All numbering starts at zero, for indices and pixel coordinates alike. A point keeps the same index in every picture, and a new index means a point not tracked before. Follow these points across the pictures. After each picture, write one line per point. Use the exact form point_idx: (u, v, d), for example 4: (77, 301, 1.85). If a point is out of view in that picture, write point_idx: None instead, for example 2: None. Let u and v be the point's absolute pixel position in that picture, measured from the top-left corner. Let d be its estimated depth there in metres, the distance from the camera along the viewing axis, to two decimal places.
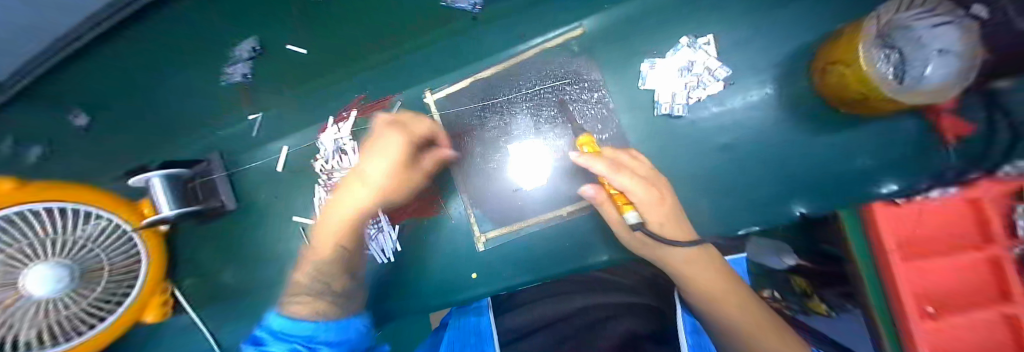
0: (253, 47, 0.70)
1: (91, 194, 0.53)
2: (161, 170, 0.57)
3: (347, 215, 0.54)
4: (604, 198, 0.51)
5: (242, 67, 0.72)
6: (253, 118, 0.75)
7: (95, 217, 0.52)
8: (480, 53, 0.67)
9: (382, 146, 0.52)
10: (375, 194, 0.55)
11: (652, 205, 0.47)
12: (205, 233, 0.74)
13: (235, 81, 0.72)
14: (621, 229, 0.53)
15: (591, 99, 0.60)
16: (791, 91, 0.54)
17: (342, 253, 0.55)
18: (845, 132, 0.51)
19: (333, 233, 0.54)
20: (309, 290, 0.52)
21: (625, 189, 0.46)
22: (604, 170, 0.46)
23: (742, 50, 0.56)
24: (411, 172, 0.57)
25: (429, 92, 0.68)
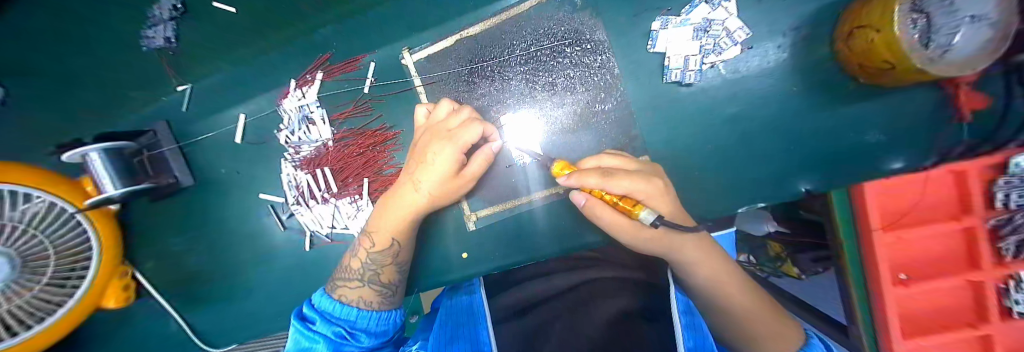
0: (173, 5, 0.63)
1: (18, 172, 0.45)
2: (99, 146, 0.48)
3: (401, 217, 0.50)
4: (600, 206, 0.41)
5: (162, 29, 0.64)
6: (180, 90, 0.66)
7: (32, 199, 0.46)
8: (464, 5, 0.58)
9: (435, 153, 0.46)
10: (429, 199, 0.49)
11: (655, 195, 0.41)
12: (159, 212, 0.67)
13: (157, 45, 0.65)
14: (628, 235, 0.44)
15: (592, 63, 0.54)
16: (811, 58, 0.49)
17: (398, 249, 0.52)
18: (856, 104, 0.48)
19: (386, 234, 0.50)
20: (360, 278, 0.51)
21: (628, 190, 0.38)
22: (599, 182, 0.37)
23: (761, 8, 0.50)
24: (463, 181, 0.49)
25: (408, 52, 0.59)
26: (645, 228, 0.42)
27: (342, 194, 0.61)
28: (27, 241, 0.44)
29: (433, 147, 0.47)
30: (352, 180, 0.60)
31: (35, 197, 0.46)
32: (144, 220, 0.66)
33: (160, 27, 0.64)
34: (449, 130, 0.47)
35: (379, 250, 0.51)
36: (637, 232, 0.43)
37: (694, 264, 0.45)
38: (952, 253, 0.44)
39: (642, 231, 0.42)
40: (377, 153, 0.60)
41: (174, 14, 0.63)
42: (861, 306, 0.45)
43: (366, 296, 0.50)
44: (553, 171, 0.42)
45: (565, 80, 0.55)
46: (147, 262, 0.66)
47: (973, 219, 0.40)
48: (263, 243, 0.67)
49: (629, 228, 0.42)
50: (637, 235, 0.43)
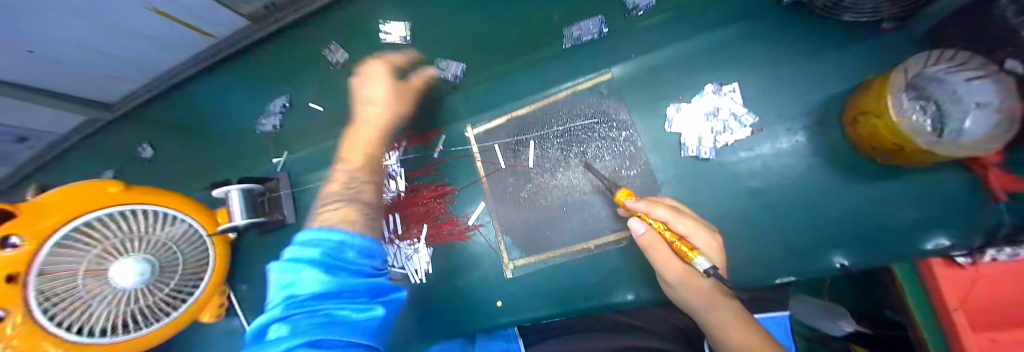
0: (283, 104, 0.86)
1: (175, 199, 0.58)
2: (240, 186, 0.68)
3: (366, 137, 0.65)
4: (656, 241, 0.46)
5: (273, 120, 0.88)
6: (277, 161, 0.91)
7: (178, 223, 0.56)
8: (514, 93, 0.73)
9: (374, 76, 0.65)
10: (381, 119, 0.66)
11: (715, 251, 0.44)
12: (261, 243, 0.84)
13: (266, 130, 0.89)
14: (676, 277, 0.47)
15: (618, 137, 0.65)
16: (825, 141, 0.55)
17: (369, 167, 0.63)
18: (880, 183, 0.51)
19: (360, 153, 0.63)
20: (344, 196, 0.57)
21: (688, 233, 0.44)
22: (668, 214, 0.44)
23: (765, 99, 0.59)
24: (404, 89, 0.68)
25: (471, 127, 0.75)
26: (699, 276, 0.46)
27: (405, 236, 0.72)
28: (165, 251, 0.53)
29: (373, 85, 0.65)
30: (414, 226, 0.73)
31: (181, 221, 0.57)
32: (253, 248, 0.84)
33: (271, 117, 0.88)
34: (370, 76, 0.66)
35: (357, 165, 0.62)
36: (689, 277, 0.46)
37: (726, 328, 0.42)
38: None
39: (694, 279, 0.46)
40: (437, 204, 0.73)
41: (283, 109, 0.86)
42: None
43: (348, 222, 0.48)
44: (619, 197, 0.50)
45: (595, 150, 0.66)
46: (244, 283, 0.81)
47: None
48: None
49: (679, 269, 0.46)
50: (685, 281, 0.47)
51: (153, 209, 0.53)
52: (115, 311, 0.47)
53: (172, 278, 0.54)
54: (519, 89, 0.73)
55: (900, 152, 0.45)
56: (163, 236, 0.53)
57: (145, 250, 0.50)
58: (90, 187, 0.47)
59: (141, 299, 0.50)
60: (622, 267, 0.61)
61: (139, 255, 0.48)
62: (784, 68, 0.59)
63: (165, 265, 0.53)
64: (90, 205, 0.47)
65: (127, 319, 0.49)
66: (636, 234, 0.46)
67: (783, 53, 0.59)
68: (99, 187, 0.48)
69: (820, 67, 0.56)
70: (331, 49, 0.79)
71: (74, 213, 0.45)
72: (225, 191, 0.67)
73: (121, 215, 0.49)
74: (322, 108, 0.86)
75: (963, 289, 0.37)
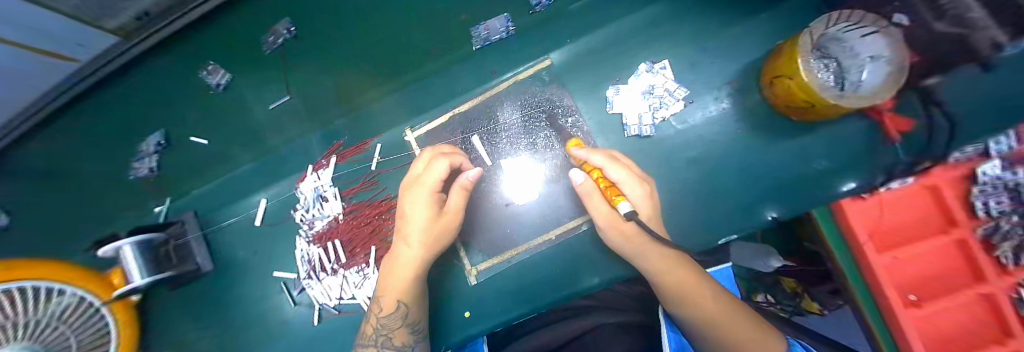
0: (157, 142, 0.72)
1: (55, 269, 0.51)
2: (134, 238, 0.54)
3: (407, 274, 0.51)
4: (591, 188, 0.49)
5: (148, 161, 0.73)
6: (158, 210, 0.76)
7: (55, 298, 0.50)
8: (453, 90, 0.69)
9: (414, 206, 0.53)
10: (426, 246, 0.52)
11: (638, 199, 0.47)
12: (176, 299, 0.70)
13: (141, 174, 0.73)
14: (607, 224, 0.49)
15: (565, 124, 0.63)
16: (748, 105, 0.57)
17: (404, 308, 0.50)
18: (797, 138, 0.55)
19: (394, 297, 0.50)
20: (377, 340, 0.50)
21: (618, 180, 0.47)
22: (603, 160, 0.48)
23: (697, 70, 0.60)
24: (447, 218, 0.53)
25: (410, 130, 0.68)
26: (624, 221, 0.47)
27: (350, 264, 0.63)
28: (51, 333, 0.47)
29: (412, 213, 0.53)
30: (360, 249, 0.63)
31: (66, 292, 0.51)
32: (167, 304, 0.70)
33: (146, 159, 0.73)
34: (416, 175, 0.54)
35: (387, 313, 0.50)
36: (616, 222, 0.48)
37: (661, 273, 0.44)
38: (959, 265, 0.47)
39: (616, 221, 0.48)
40: (382, 222, 0.64)
41: (157, 148, 0.73)
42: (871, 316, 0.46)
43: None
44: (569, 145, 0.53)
45: (544, 140, 0.63)
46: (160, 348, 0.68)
47: (960, 230, 0.44)
48: (269, 322, 0.68)
49: (609, 214, 0.48)
50: (616, 227, 0.48)
51: (35, 283, 0.47)
52: None
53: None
54: (459, 86, 0.69)
55: (811, 108, 0.48)
56: (44, 316, 0.47)
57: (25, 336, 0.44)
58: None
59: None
60: (582, 255, 0.60)
61: (19, 342, 0.42)
62: (709, 39, 0.60)
63: (54, 349, 0.47)
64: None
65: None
66: (574, 184, 0.49)
67: (706, 25, 0.60)
68: None
69: (738, 35, 0.59)
70: (208, 70, 0.70)
71: None
72: (115, 247, 0.53)
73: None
74: (205, 140, 0.74)
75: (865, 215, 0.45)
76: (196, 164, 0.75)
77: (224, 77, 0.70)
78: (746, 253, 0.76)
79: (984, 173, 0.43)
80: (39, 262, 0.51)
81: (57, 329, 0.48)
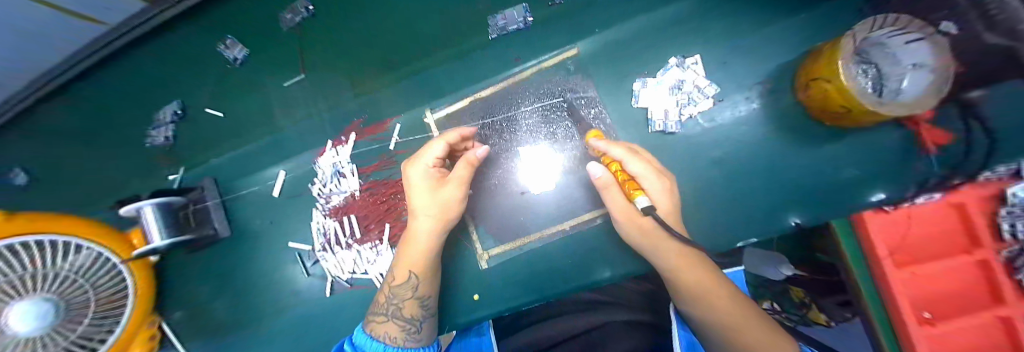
0: (174, 112, 0.72)
1: (84, 226, 0.53)
2: (155, 200, 0.56)
3: (421, 247, 0.52)
4: (610, 183, 0.47)
5: (164, 130, 0.72)
6: (170, 180, 0.74)
7: (79, 253, 0.51)
8: (475, 74, 0.68)
9: (416, 176, 0.53)
10: (439, 221, 0.52)
11: (654, 193, 0.46)
12: (193, 262, 0.72)
13: (158, 143, 0.73)
14: (623, 218, 0.48)
15: (587, 115, 0.62)
16: (778, 107, 0.56)
17: (412, 278, 0.51)
18: (828, 145, 0.53)
19: (405, 267, 0.51)
20: (385, 309, 0.50)
21: (637, 174, 0.47)
22: (622, 153, 0.47)
23: (728, 68, 0.58)
24: (450, 186, 0.51)
25: (430, 112, 0.68)
26: (641, 216, 0.46)
27: (364, 239, 0.64)
28: (72, 286, 0.49)
29: (415, 185, 0.53)
30: (375, 226, 0.64)
31: (87, 248, 0.52)
32: (186, 266, 0.72)
33: (163, 128, 0.72)
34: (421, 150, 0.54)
35: (399, 284, 0.51)
36: (632, 218, 0.47)
37: (675, 270, 0.44)
38: (968, 291, 0.44)
39: (634, 217, 0.47)
40: (397, 201, 0.65)
41: (173, 118, 0.72)
42: (883, 330, 0.45)
43: (398, 328, 0.49)
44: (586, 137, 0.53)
45: (564, 129, 0.62)
46: (178, 307, 0.70)
47: (983, 251, 0.42)
48: (282, 290, 0.69)
49: (625, 209, 0.48)
50: (631, 222, 0.48)
51: (56, 238, 0.48)
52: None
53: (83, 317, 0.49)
54: (481, 70, 0.67)
55: (848, 114, 0.46)
56: (63, 270, 0.48)
57: (52, 287, 0.45)
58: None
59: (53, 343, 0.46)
60: (596, 248, 0.59)
61: (41, 293, 0.43)
62: (744, 37, 0.58)
63: (76, 303, 0.49)
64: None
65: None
66: (592, 176, 0.48)
67: (742, 22, 0.58)
68: None
69: (775, 33, 0.56)
70: (228, 43, 0.70)
71: None
72: (137, 208, 0.55)
73: (15, 249, 0.43)
74: (222, 114, 0.73)
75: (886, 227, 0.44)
76: (211, 133, 0.74)
77: (244, 52, 0.71)
78: (757, 258, 0.74)
79: (1014, 194, 0.40)
80: (64, 218, 0.52)
81: (79, 282, 0.50)
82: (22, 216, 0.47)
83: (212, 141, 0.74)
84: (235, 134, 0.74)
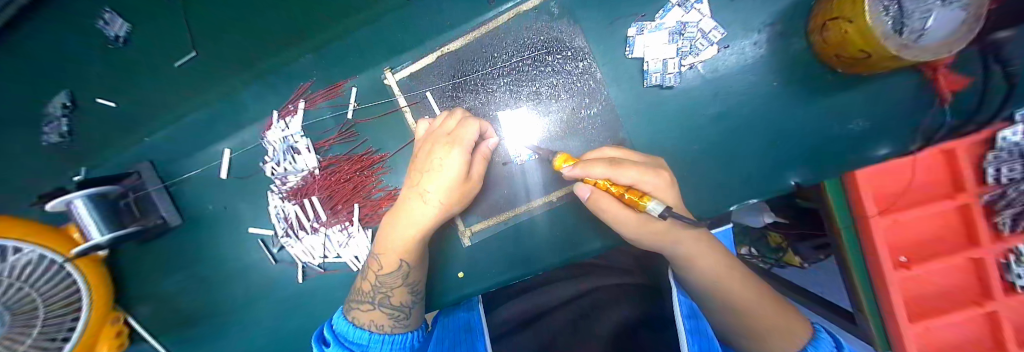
0: (61, 103, 0.61)
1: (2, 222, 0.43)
2: (83, 192, 0.47)
3: (413, 232, 0.45)
4: (608, 199, 0.39)
5: (54, 126, 0.62)
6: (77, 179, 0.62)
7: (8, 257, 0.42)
8: (441, 24, 0.57)
9: (432, 165, 0.44)
10: (441, 212, 0.46)
11: (662, 190, 0.38)
12: (146, 255, 0.65)
13: (51, 141, 0.62)
14: (629, 227, 0.40)
15: (574, 70, 0.54)
16: (786, 54, 0.50)
17: (405, 266, 0.46)
18: (835, 96, 0.49)
19: (395, 256, 0.46)
20: (371, 296, 0.46)
21: (635, 181, 0.36)
22: (607, 172, 0.35)
23: (735, 7, 0.51)
24: (472, 183, 0.47)
25: (390, 72, 0.58)
26: (652, 221, 0.39)
27: (332, 222, 0.58)
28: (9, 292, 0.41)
29: (430, 173, 0.44)
30: (342, 207, 0.58)
31: (19, 250, 0.43)
32: (137, 263, 0.65)
33: (54, 123, 0.62)
34: (449, 134, 0.45)
35: (386, 273, 0.46)
36: (643, 225, 0.40)
37: (694, 259, 0.41)
38: (944, 236, 0.39)
39: (647, 224, 0.39)
40: (364, 178, 0.59)
41: (64, 111, 0.62)
42: (864, 292, 0.38)
43: (382, 317, 0.45)
44: (557, 165, 0.41)
45: (549, 88, 0.55)
46: (137, 306, 0.64)
47: (967, 196, 0.36)
48: (252, 278, 0.65)
49: (633, 221, 0.39)
50: (642, 229, 0.40)
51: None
52: None
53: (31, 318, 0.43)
54: (449, 18, 0.57)
55: (866, 59, 0.41)
56: None
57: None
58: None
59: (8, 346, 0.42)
60: (585, 216, 0.56)
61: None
62: None
63: (16, 306, 0.42)
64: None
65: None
66: (583, 197, 0.41)
67: None
68: None
69: None
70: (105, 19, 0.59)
71: None
72: (64, 202, 0.46)
73: None
74: (112, 104, 0.64)
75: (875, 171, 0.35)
76: (145, 110, 0.64)
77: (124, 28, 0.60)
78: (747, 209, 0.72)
79: (1003, 138, 0.33)
80: None
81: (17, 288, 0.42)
82: None
83: (146, 119, 0.64)
84: (170, 108, 0.64)
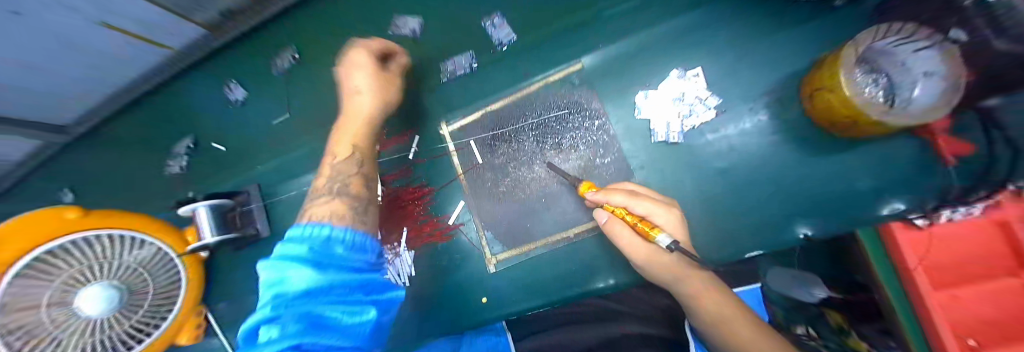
0: (188, 145, 0.87)
1: (139, 221, 0.60)
2: (207, 203, 0.64)
3: (359, 121, 0.56)
4: (621, 225, 0.46)
5: (179, 161, 0.88)
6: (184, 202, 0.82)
7: (142, 248, 0.59)
8: (485, 89, 0.72)
9: (357, 68, 0.57)
10: (374, 101, 0.57)
11: (675, 227, 0.44)
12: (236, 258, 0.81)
13: (173, 170, 0.89)
14: (640, 256, 0.46)
15: (592, 127, 0.65)
16: (785, 118, 0.56)
17: (358, 154, 0.54)
18: (838, 156, 0.53)
19: (348, 141, 0.55)
20: (328, 190, 0.49)
21: (647, 213, 0.44)
22: (625, 199, 0.44)
23: (732, 80, 0.60)
24: (389, 77, 0.60)
25: (446, 124, 0.73)
26: (663, 254, 0.45)
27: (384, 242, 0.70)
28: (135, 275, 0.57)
29: (358, 76, 0.57)
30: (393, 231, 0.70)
31: (149, 244, 0.60)
32: (222, 266, 0.80)
33: (179, 159, 0.88)
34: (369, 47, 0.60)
35: (340, 160, 0.53)
36: (654, 257, 0.46)
37: (698, 298, 0.43)
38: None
39: (657, 256, 0.45)
40: (414, 207, 0.70)
41: (186, 151, 0.87)
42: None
43: (337, 217, 0.41)
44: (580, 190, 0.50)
45: (569, 140, 0.65)
46: (218, 301, 0.79)
47: None
48: None
49: (644, 250, 0.45)
50: (653, 261, 0.46)
51: (135, 235, 0.59)
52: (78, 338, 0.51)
53: (143, 302, 0.58)
54: (491, 86, 0.72)
55: (855, 126, 0.46)
56: (131, 260, 0.57)
57: (115, 275, 0.54)
58: (50, 217, 0.51)
59: (115, 323, 0.55)
60: (602, 252, 0.62)
61: (108, 280, 0.53)
62: (748, 50, 0.59)
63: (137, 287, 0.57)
64: (53, 233, 0.50)
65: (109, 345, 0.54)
66: (600, 222, 0.49)
67: (743, 36, 0.60)
68: (57, 214, 0.52)
69: (777, 48, 0.58)
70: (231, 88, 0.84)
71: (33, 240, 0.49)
72: (192, 210, 0.63)
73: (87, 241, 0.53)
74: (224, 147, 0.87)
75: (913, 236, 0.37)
76: (262, 144, 0.86)
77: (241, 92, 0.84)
78: (784, 278, 0.52)
79: None
80: (128, 215, 0.61)
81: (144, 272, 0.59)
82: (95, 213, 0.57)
83: (262, 153, 0.86)
84: (279, 143, 0.85)
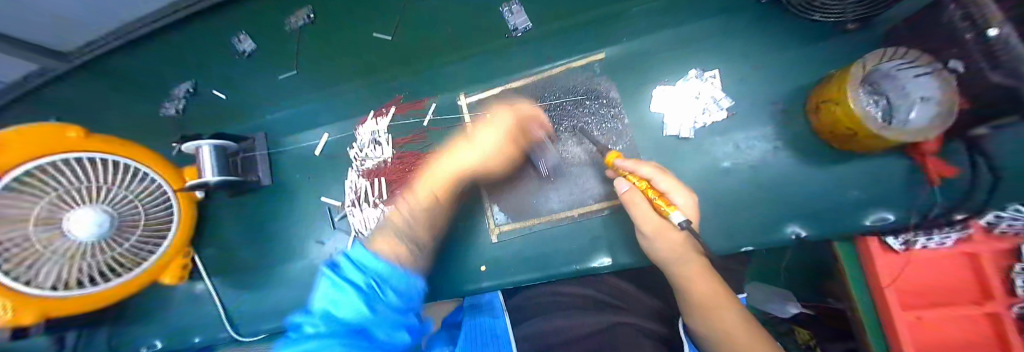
0: (187, 89, 0.84)
1: (143, 153, 0.59)
2: (212, 141, 0.63)
3: (445, 177, 0.58)
4: (639, 199, 0.48)
5: (175, 103, 0.85)
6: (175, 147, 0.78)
7: (142, 179, 0.58)
8: (508, 67, 0.74)
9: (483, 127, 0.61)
10: (483, 158, 0.60)
11: (689, 208, 0.46)
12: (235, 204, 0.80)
13: (168, 114, 0.85)
14: (652, 230, 0.48)
15: (608, 114, 0.67)
16: (790, 126, 0.59)
17: (432, 210, 0.55)
18: (833, 166, 0.56)
19: (429, 191, 0.56)
20: (394, 224, 0.50)
21: (667, 189, 0.46)
22: (653, 171, 0.47)
23: (745, 85, 0.63)
24: (507, 150, 0.62)
25: (464, 95, 0.75)
26: (673, 231, 0.47)
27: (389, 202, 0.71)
28: (129, 207, 0.55)
29: (465, 142, 0.60)
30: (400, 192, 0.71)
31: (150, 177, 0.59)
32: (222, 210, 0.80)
33: (176, 101, 0.85)
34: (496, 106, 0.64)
35: (416, 208, 0.54)
36: (664, 233, 0.48)
37: (692, 281, 0.46)
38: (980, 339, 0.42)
39: (665, 233, 0.48)
40: None
41: (185, 94, 0.84)
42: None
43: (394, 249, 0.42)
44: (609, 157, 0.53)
45: (584, 125, 0.67)
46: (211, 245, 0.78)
47: (993, 304, 0.40)
48: (309, 240, 0.76)
49: (658, 223, 0.47)
50: (661, 237, 0.48)
51: (136, 164, 0.57)
52: (66, 262, 0.50)
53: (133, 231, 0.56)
54: (514, 65, 0.73)
55: (853, 137, 0.49)
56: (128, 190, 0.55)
57: (104, 200, 0.52)
58: (49, 132, 0.50)
59: (104, 250, 0.53)
60: (602, 234, 0.63)
61: (97, 205, 0.51)
62: (763, 58, 0.62)
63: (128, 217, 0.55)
64: (43, 151, 0.48)
65: (92, 270, 0.53)
66: (619, 191, 0.50)
67: (760, 45, 0.63)
68: (58, 131, 0.51)
69: (791, 60, 0.61)
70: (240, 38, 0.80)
71: (25, 155, 0.47)
72: (195, 146, 0.62)
73: (82, 163, 0.52)
74: (226, 96, 0.85)
75: (889, 261, 0.45)
76: (272, 94, 0.85)
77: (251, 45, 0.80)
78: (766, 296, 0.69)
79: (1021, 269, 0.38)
80: (131, 145, 0.59)
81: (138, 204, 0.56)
82: (97, 137, 0.55)
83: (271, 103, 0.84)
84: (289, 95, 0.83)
